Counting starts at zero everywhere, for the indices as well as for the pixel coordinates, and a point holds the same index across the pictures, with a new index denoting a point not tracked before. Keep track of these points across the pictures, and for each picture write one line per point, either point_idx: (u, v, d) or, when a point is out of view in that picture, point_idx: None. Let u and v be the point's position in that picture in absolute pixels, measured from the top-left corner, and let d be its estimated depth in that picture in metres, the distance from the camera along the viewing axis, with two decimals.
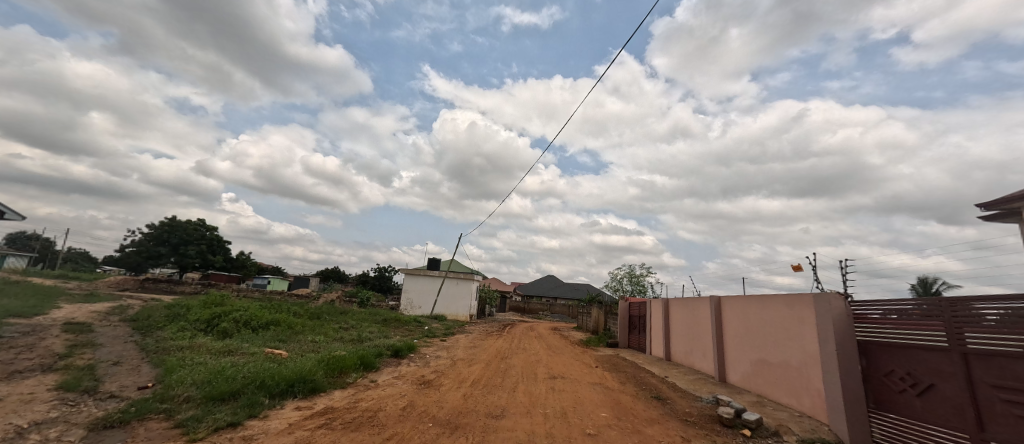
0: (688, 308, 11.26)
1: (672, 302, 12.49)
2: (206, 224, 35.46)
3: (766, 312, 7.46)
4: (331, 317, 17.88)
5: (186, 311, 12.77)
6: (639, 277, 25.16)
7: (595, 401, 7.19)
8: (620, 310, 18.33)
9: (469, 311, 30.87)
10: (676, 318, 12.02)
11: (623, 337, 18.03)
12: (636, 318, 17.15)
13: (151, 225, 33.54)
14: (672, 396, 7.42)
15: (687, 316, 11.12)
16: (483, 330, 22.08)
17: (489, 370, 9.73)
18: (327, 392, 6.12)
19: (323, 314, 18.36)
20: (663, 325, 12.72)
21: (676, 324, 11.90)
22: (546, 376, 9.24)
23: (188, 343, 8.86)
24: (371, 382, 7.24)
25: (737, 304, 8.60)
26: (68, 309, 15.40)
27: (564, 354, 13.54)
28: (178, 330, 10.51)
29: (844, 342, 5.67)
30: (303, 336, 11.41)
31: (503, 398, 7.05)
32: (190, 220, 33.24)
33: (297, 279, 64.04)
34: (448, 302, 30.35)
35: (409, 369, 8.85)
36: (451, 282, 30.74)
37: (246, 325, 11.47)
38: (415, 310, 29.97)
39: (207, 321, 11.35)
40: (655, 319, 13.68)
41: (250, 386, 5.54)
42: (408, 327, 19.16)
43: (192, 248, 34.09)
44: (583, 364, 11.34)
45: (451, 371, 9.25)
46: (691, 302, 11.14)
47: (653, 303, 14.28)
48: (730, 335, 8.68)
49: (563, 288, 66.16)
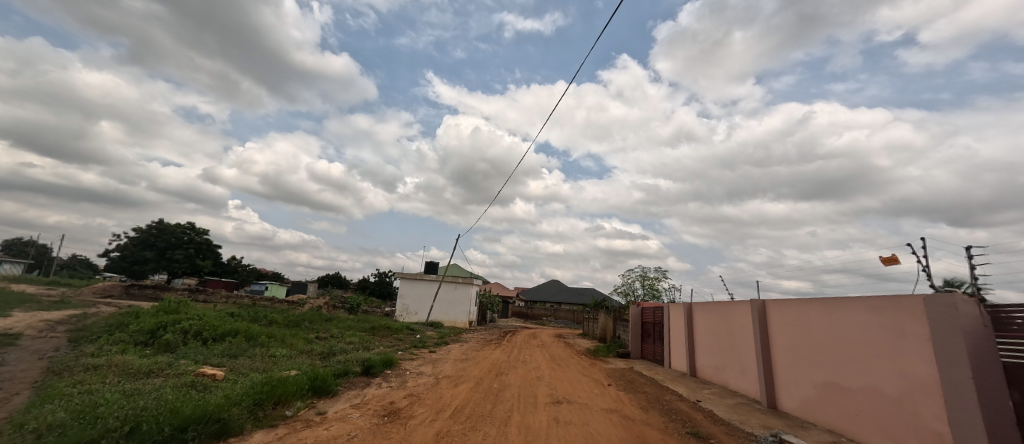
0: (716, 315, 9.45)
1: (696, 307, 10.68)
2: (196, 228, 34.12)
3: (837, 321, 5.65)
4: (312, 325, 16.19)
5: (133, 319, 11.05)
6: (652, 281, 23.27)
7: (612, 440, 5.36)
8: (631, 316, 16.52)
9: (468, 318, 29.11)
10: (701, 327, 10.19)
11: (635, 347, 16.17)
12: (650, 327, 15.28)
13: (138, 228, 32.22)
14: (714, 432, 5.59)
15: (717, 324, 9.31)
16: (481, 338, 20.27)
17: (478, 393, 7.91)
18: (241, 436, 4.42)
19: (303, 321, 16.61)
20: (685, 334, 10.90)
21: (702, 334, 10.09)
22: (547, 401, 7.42)
23: (103, 362, 7.12)
24: (317, 415, 5.53)
25: (788, 310, 6.79)
26: (15, 319, 13.80)
27: (570, 368, 11.75)
28: (109, 343, 8.80)
29: (981, 367, 3.88)
30: (262, 349, 9.67)
31: (488, 438, 5.26)
32: (177, 223, 31.84)
33: (296, 285, 62.48)
34: (446, 308, 28.61)
35: (375, 394, 7.06)
36: (450, 286, 29.03)
37: (196, 337, 9.73)
38: (410, 317, 28.22)
39: (149, 331, 9.63)
40: (675, 327, 11.88)
41: (116, 434, 3.84)
42: (398, 336, 17.43)
43: (180, 252, 32.70)
44: (592, 382, 9.52)
45: (431, 394, 7.47)
46: (720, 307, 9.32)
47: (671, 308, 12.42)
48: (780, 350, 6.86)
49: (567, 292, 64.18)
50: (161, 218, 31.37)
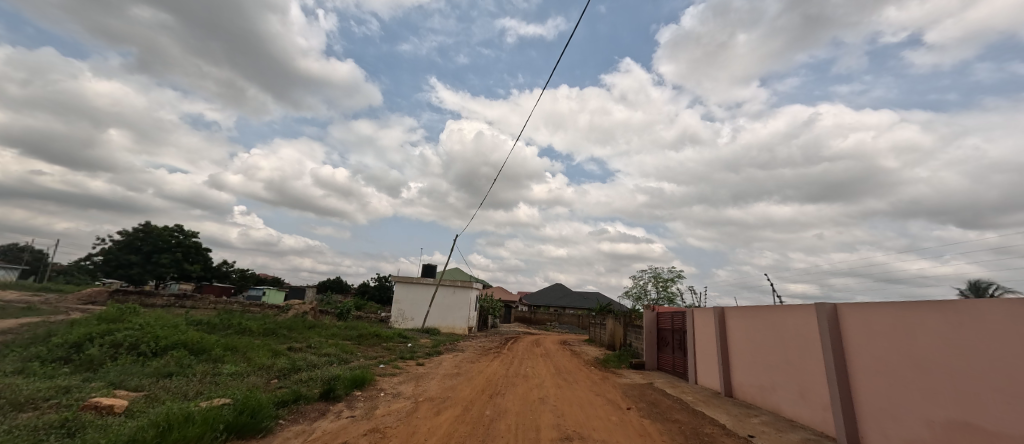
0: (759, 322, 7.73)
1: (730, 312, 8.95)
2: (185, 230, 32.79)
3: (970, 335, 4.01)
4: (289, 334, 14.55)
5: (66, 328, 9.41)
6: (666, 282, 21.47)
7: None
8: (646, 322, 14.79)
9: (467, 324, 27.38)
10: (738, 336, 8.48)
11: (651, 357, 14.40)
12: (668, 335, 13.55)
13: (124, 231, 30.90)
14: None
15: (761, 333, 7.60)
16: (479, 347, 18.52)
17: (464, 425, 6.12)
18: None
19: (280, 330, 14.92)
20: (716, 346, 9.15)
21: (739, 345, 8.37)
22: (553, 437, 5.66)
23: None
24: None
25: (877, 319, 5.11)
26: None
27: (579, 384, 9.97)
28: (11, 359, 7.13)
29: None
30: (208, 366, 8.01)
31: None
32: (163, 225, 30.47)
33: (295, 290, 61.00)
34: (444, 314, 26.93)
35: (325, 431, 5.34)
36: (448, 290, 27.35)
37: (129, 353, 8.08)
38: (406, 324, 26.53)
39: (73, 345, 8.01)
40: (702, 336, 10.16)
41: None
42: (386, 345, 15.73)
43: (167, 256, 31.26)
44: (608, 406, 7.77)
45: (400, 429, 5.69)
46: (765, 312, 7.60)
47: (697, 313, 10.72)
48: (865, 371, 5.18)
49: (573, 296, 62.45)
50: (147, 221, 30.03)
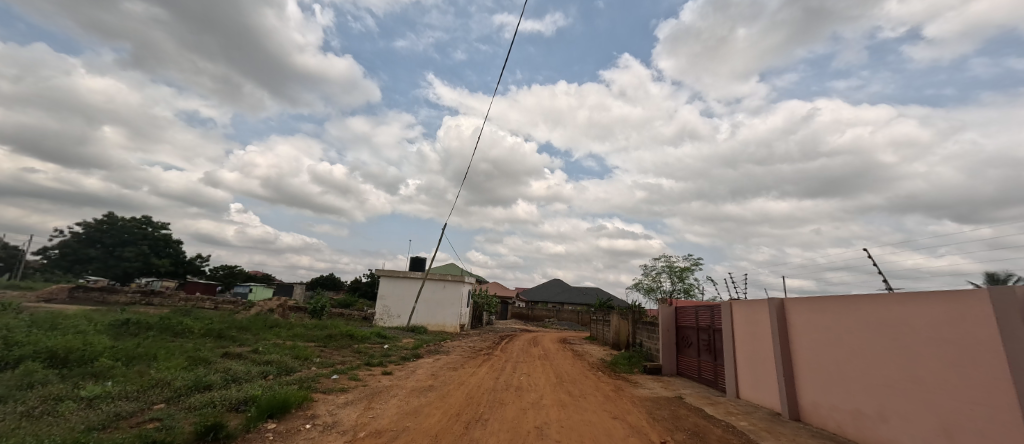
0: (847, 319, 5.43)
1: (791, 306, 6.66)
2: (153, 222, 30.47)
3: None
4: (238, 336, 12.16)
5: None
6: (682, 271, 19.13)
7: None
8: (662, 319, 12.50)
9: (458, 321, 25.06)
10: (807, 337, 6.18)
11: (669, 360, 12.14)
12: (691, 333, 11.27)
13: (85, 223, 28.56)
14: None
15: (851, 334, 5.32)
16: (467, 347, 16.27)
17: None
18: None
19: (227, 330, 12.54)
20: (772, 351, 6.86)
21: (809, 349, 6.11)
22: None
23: None
24: None
25: None
26: None
27: (588, 401, 7.60)
28: None
29: None
30: (63, 387, 5.62)
31: None
32: (127, 216, 28.17)
33: (283, 288, 58.67)
34: (433, 310, 24.64)
35: None
36: (437, 285, 25.01)
37: None
38: (391, 321, 24.20)
39: None
40: (747, 339, 7.86)
41: None
42: (356, 347, 13.38)
43: (131, 250, 28.95)
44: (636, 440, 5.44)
45: None
46: (858, 304, 5.31)
47: (737, 306, 8.39)
48: None
49: (572, 292, 60.38)
50: (110, 211, 27.77)
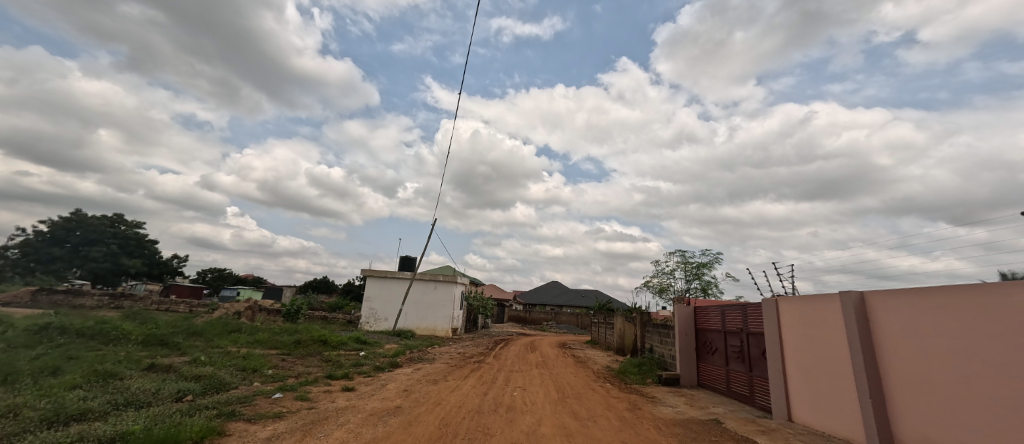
0: (980, 315, 3.75)
1: (875, 301, 4.96)
2: (124, 219, 28.62)
3: None
4: (184, 342, 10.33)
5: None
6: (697, 266, 17.43)
7: None
8: (679, 320, 10.79)
9: (450, 324, 23.24)
10: (908, 343, 4.45)
11: (687, 370, 10.39)
12: (716, 337, 9.54)
13: (51, 221, 26.67)
14: None
15: (993, 339, 3.62)
16: (457, 354, 14.49)
17: None
18: None
19: (174, 336, 10.72)
20: (850, 361, 5.10)
21: (912, 361, 4.38)
22: None
23: None
24: None
25: None
26: None
27: (601, 428, 5.80)
28: None
29: None
30: None
31: None
32: (94, 213, 26.34)
33: (273, 291, 56.72)
34: (423, 313, 22.82)
35: None
36: (427, 285, 23.21)
37: None
38: (377, 325, 22.37)
39: None
40: (805, 345, 6.10)
41: None
42: (326, 355, 11.53)
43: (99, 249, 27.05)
44: None
45: None
46: (1000, 294, 3.62)
47: (788, 305, 6.64)
48: None
49: (571, 294, 58.68)
50: (77, 208, 25.96)
